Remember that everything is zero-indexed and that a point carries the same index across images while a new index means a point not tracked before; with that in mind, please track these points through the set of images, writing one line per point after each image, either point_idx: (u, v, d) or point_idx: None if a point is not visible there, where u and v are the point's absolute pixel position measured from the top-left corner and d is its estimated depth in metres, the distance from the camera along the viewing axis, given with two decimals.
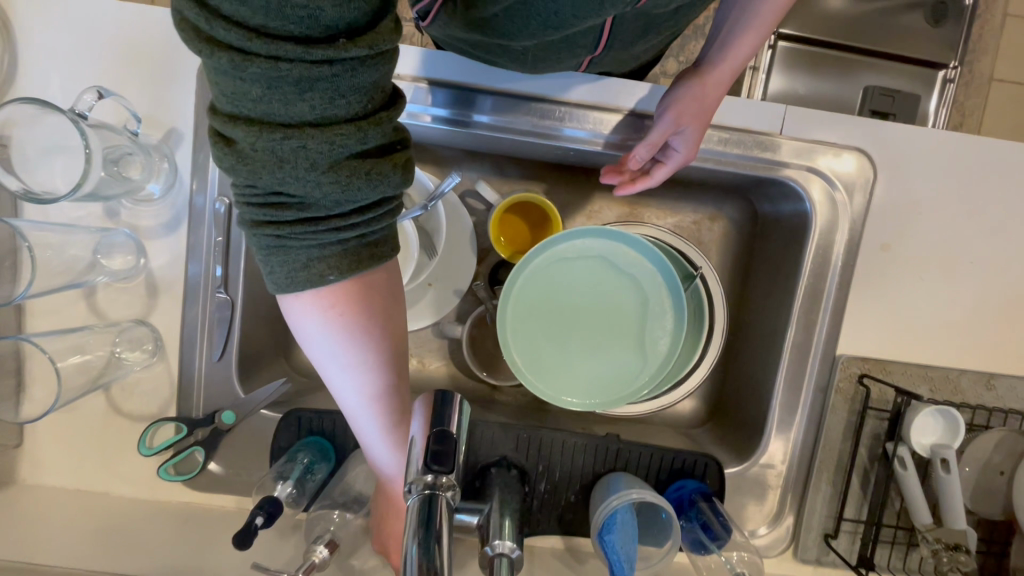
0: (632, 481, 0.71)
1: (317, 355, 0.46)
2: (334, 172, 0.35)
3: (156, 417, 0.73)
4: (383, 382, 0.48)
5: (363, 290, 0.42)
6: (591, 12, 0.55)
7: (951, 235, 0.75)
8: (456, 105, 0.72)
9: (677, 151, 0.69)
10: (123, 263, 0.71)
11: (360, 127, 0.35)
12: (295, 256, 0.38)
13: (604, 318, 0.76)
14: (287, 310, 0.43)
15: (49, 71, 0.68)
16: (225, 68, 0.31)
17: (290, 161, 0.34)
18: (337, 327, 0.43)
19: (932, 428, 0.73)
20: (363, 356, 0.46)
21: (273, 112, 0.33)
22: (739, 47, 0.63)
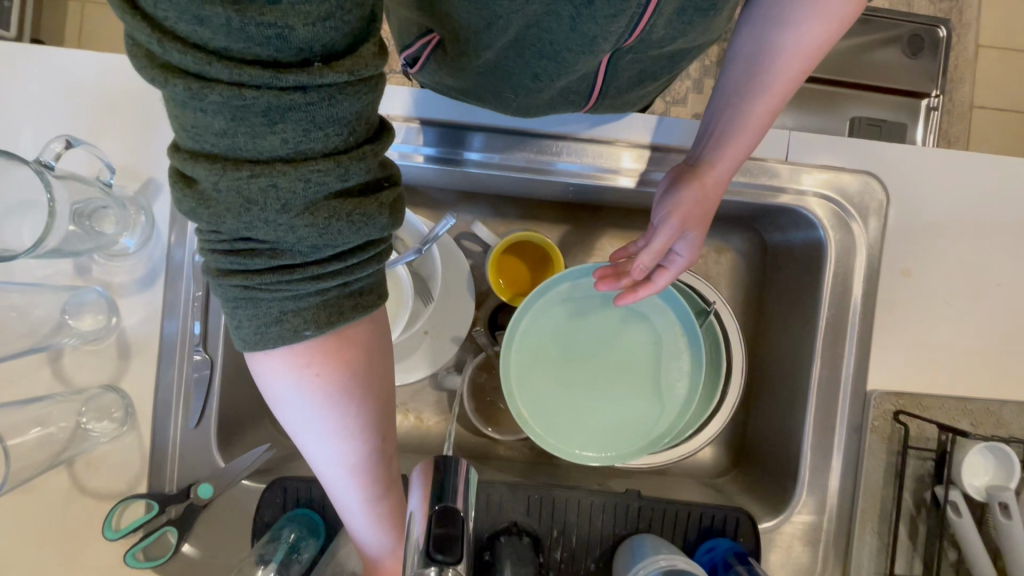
0: (658, 544, 0.63)
1: (292, 421, 0.40)
2: (310, 214, 0.30)
3: (125, 495, 0.65)
4: (370, 449, 0.42)
5: (343, 345, 0.37)
6: (584, 48, 0.49)
7: (973, 258, 0.71)
8: (447, 144, 0.69)
9: (679, 255, 0.58)
10: (93, 323, 0.65)
11: (340, 162, 0.30)
12: (265, 307, 0.33)
13: (614, 362, 0.70)
14: (257, 370, 0.37)
15: (21, 124, 0.65)
16: (182, 97, 0.26)
17: (258, 204, 0.29)
18: (314, 389, 0.38)
19: (984, 468, 0.67)
20: (346, 421, 0.40)
21: (238, 147, 0.28)
22: (745, 137, 0.55)
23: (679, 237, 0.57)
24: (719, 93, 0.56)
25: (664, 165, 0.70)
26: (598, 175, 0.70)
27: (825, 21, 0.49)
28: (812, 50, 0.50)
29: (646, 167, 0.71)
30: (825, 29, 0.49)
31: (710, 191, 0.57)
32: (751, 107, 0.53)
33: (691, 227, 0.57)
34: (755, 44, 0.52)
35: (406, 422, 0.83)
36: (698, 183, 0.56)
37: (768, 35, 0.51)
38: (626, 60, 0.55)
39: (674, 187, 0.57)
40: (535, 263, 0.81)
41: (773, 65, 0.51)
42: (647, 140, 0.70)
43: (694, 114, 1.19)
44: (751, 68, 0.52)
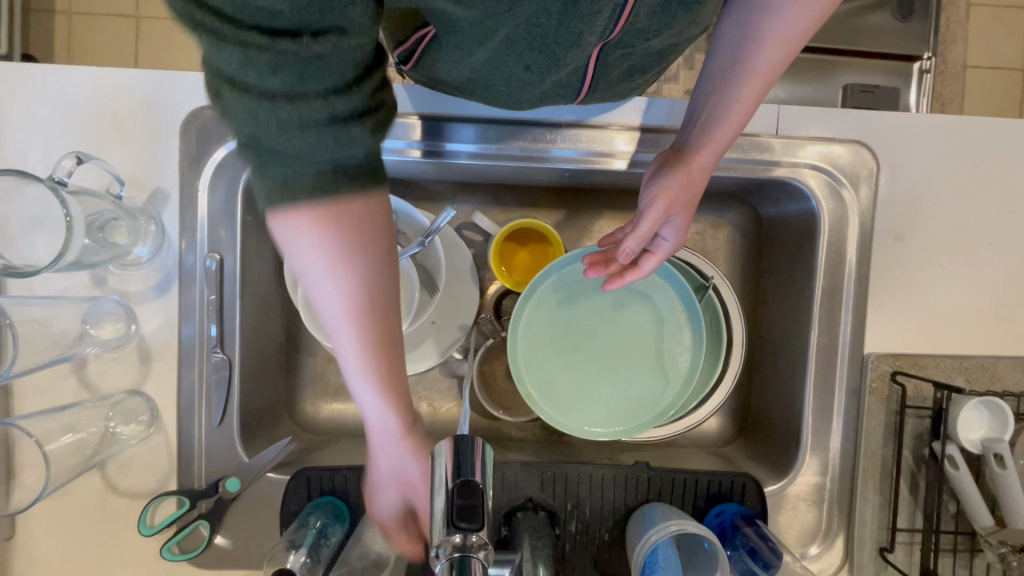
0: (669, 512, 0.66)
1: (307, 278, 0.44)
2: (308, 131, 0.36)
3: (156, 493, 0.68)
4: (378, 305, 0.45)
5: (343, 213, 0.40)
6: (572, 41, 0.51)
7: (964, 220, 0.73)
8: (439, 138, 0.71)
9: (666, 240, 0.60)
10: (113, 331, 0.67)
11: (330, 101, 0.35)
12: (273, 179, 0.38)
13: (618, 336, 0.73)
14: (275, 231, 0.41)
15: (30, 142, 0.67)
16: (207, 45, 0.32)
17: (265, 126, 0.35)
18: (320, 240, 0.41)
19: (979, 422, 0.69)
20: (349, 276, 0.43)
21: (249, 84, 0.34)
22: (728, 123, 0.56)
23: (665, 222, 0.58)
24: (705, 78, 0.57)
25: (656, 146, 0.72)
26: (592, 159, 0.72)
27: (805, 6, 0.50)
28: (793, 34, 0.52)
29: (639, 149, 0.72)
30: (806, 14, 0.51)
31: (696, 176, 0.58)
32: (734, 92, 0.55)
33: (677, 211, 0.58)
34: (738, 30, 0.54)
35: (419, 409, 0.86)
36: (684, 169, 0.58)
37: (750, 20, 0.52)
38: (615, 54, 0.57)
39: (660, 174, 0.59)
40: (535, 249, 0.83)
41: (756, 50, 0.53)
42: (639, 123, 0.72)
43: (686, 92, 1.20)
44: (735, 54, 0.54)
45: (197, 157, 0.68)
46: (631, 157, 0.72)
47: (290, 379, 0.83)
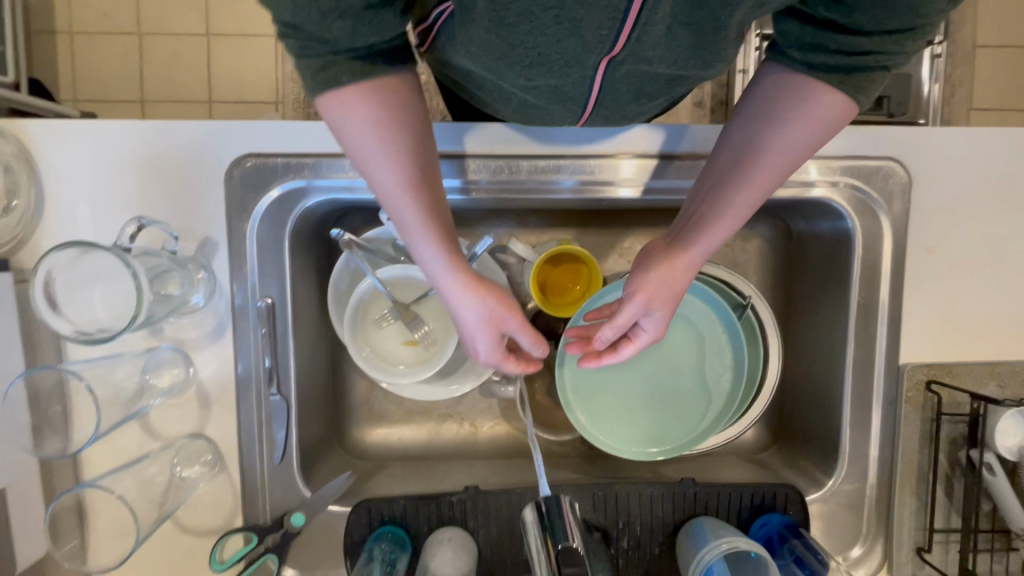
0: (717, 527, 0.69)
1: (359, 162, 0.45)
2: (342, 22, 0.37)
3: (224, 529, 0.71)
4: (421, 157, 0.45)
5: (392, 93, 0.42)
6: (571, 32, 0.49)
7: (996, 229, 0.74)
8: (461, 174, 0.72)
9: (644, 331, 0.62)
10: (172, 377, 0.69)
11: None
12: (313, 61, 0.39)
13: (661, 358, 0.75)
14: (335, 123, 0.43)
15: (77, 197, 0.68)
16: None
17: (303, 9, 0.36)
18: (375, 124, 0.42)
19: (1015, 430, 0.71)
20: (402, 152, 0.44)
21: None
22: (721, 222, 0.57)
23: (645, 316, 0.60)
24: (710, 170, 0.59)
25: (668, 173, 0.73)
26: (590, 187, 0.73)
27: (809, 125, 0.54)
28: (795, 149, 0.54)
29: (654, 177, 0.73)
30: (812, 127, 0.54)
31: (680, 274, 0.58)
32: (730, 196, 0.56)
33: (656, 307, 0.59)
34: (748, 133, 0.56)
35: (463, 430, 0.89)
36: (670, 264, 0.58)
37: (756, 129, 0.55)
38: (622, 71, 0.56)
39: (646, 264, 0.59)
40: (570, 270, 0.84)
41: (756, 157, 0.55)
42: (659, 149, 0.72)
43: None
44: (736, 157, 0.56)
45: (244, 204, 0.68)
46: (644, 186, 0.73)
47: (337, 407, 0.86)
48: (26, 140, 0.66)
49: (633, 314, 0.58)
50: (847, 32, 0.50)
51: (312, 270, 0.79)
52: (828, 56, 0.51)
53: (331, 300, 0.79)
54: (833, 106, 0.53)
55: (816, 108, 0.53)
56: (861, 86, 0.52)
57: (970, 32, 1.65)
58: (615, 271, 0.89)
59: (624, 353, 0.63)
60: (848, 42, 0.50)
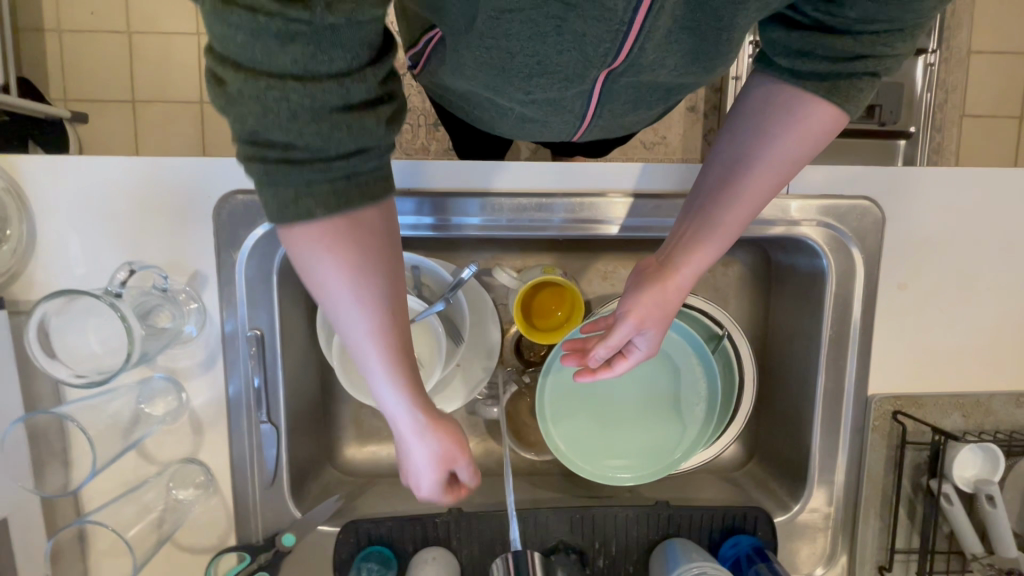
0: (690, 550, 0.72)
1: (323, 301, 0.43)
2: (316, 125, 0.34)
3: (218, 548, 0.75)
4: (394, 304, 0.43)
5: (360, 230, 0.39)
6: (573, 45, 0.52)
7: (966, 266, 0.76)
8: (437, 212, 0.73)
9: (639, 348, 0.62)
10: (166, 405, 0.71)
11: (342, 83, 0.34)
12: (281, 186, 0.36)
13: (636, 386, 0.78)
14: (294, 249, 0.40)
15: (69, 234, 0.69)
16: (211, 16, 0.31)
17: (273, 112, 0.33)
18: (337, 261, 0.40)
19: (972, 462, 0.75)
20: (367, 292, 0.42)
21: (254, 59, 0.32)
22: (714, 239, 0.57)
23: (638, 334, 0.60)
24: (699, 186, 0.59)
25: (638, 213, 0.74)
26: (582, 225, 0.74)
27: (798, 139, 0.54)
28: (786, 161, 0.55)
29: (633, 215, 0.74)
30: (802, 138, 0.54)
31: (674, 291, 0.58)
32: (723, 210, 0.56)
33: (651, 324, 0.59)
34: (737, 148, 0.56)
35: None
36: (663, 282, 0.58)
37: (746, 144, 0.56)
38: (622, 80, 0.59)
39: (639, 284, 0.59)
40: (553, 295, 0.85)
41: (748, 172, 0.56)
42: (633, 187, 0.74)
43: None
44: (727, 172, 0.57)
45: (233, 240, 0.70)
46: (621, 224, 0.75)
47: (328, 424, 0.89)
48: (18, 178, 0.68)
49: (626, 333, 0.59)
50: (835, 37, 0.51)
51: (302, 297, 0.81)
52: (817, 63, 0.52)
53: (320, 324, 0.81)
54: (820, 118, 0.54)
55: (806, 121, 0.54)
56: (849, 95, 0.53)
57: (967, 37, 1.64)
58: (598, 295, 0.91)
59: (619, 369, 0.63)
60: (834, 48, 0.51)
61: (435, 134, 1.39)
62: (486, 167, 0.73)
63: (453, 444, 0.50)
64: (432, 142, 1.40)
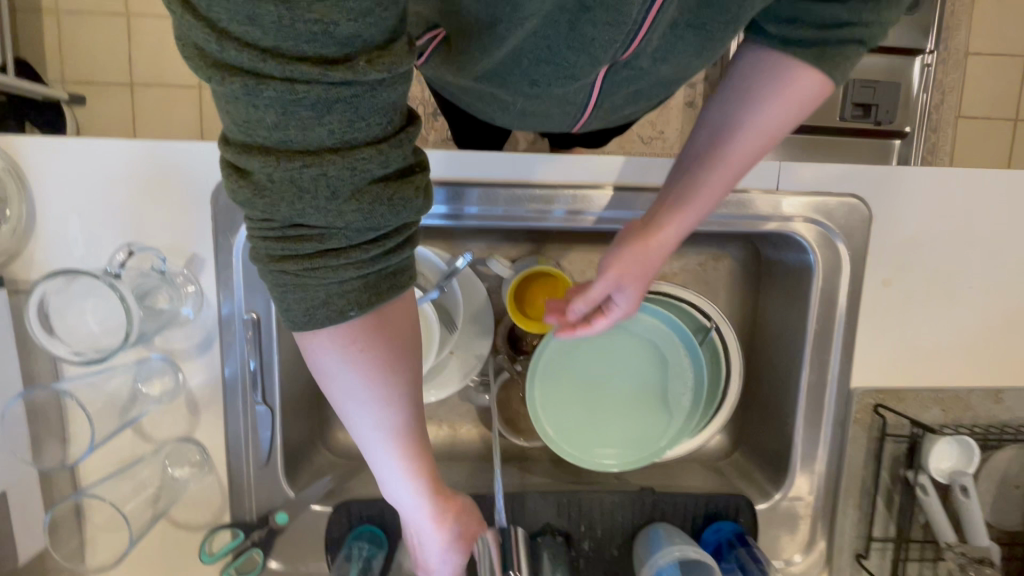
0: (673, 534, 0.75)
1: (342, 402, 0.44)
2: (356, 201, 0.34)
3: (212, 525, 0.76)
4: (410, 403, 0.44)
5: (382, 330, 0.40)
6: (583, 48, 0.54)
7: (949, 265, 0.77)
8: (451, 201, 0.74)
9: (618, 307, 0.63)
10: (162, 386, 0.72)
11: (380, 150, 0.34)
12: (312, 291, 0.37)
13: (625, 371, 0.80)
14: (312, 352, 0.41)
15: (68, 214, 0.70)
16: (239, 94, 0.30)
17: (310, 193, 0.33)
18: (358, 364, 0.41)
19: (949, 455, 0.77)
20: (386, 393, 0.42)
21: (289, 138, 0.31)
22: (696, 200, 0.58)
23: (617, 290, 0.61)
24: (685, 152, 0.61)
25: (624, 206, 0.75)
26: (576, 218, 0.76)
27: (781, 104, 0.56)
28: (770, 127, 0.57)
29: (625, 208, 0.76)
30: (786, 106, 0.56)
31: (654, 249, 0.59)
32: (707, 172, 0.58)
33: (631, 282, 0.60)
34: (724, 113, 0.57)
35: (442, 432, 0.94)
36: (644, 241, 0.59)
37: (731, 107, 0.57)
38: (622, 75, 0.62)
39: (622, 242, 0.60)
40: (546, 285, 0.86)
41: (732, 134, 0.57)
42: (614, 181, 0.75)
43: None
44: (714, 136, 0.58)
45: (231, 223, 0.71)
46: (606, 217, 0.76)
47: (322, 407, 0.91)
48: (17, 158, 0.68)
49: (605, 288, 0.60)
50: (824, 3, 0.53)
51: None
52: (806, 29, 0.54)
53: None
54: (804, 87, 0.55)
55: (792, 88, 0.55)
56: (836, 63, 0.54)
57: (966, 38, 1.65)
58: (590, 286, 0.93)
59: (597, 326, 0.64)
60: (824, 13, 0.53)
61: (434, 124, 1.40)
62: (488, 158, 0.74)
63: (462, 530, 0.51)
64: (431, 132, 1.40)
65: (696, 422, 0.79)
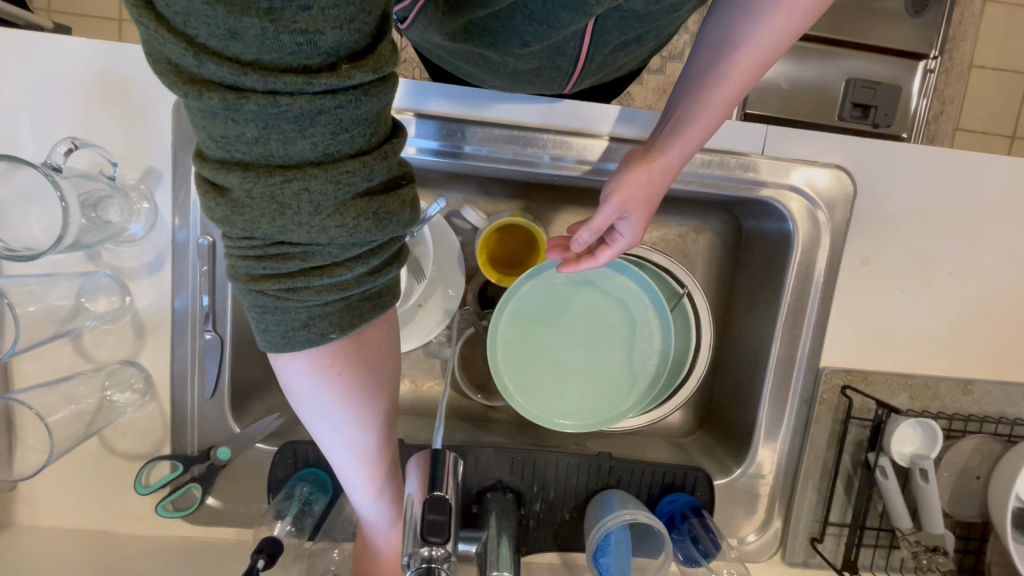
0: (625, 500, 0.73)
1: (314, 418, 0.44)
2: (340, 215, 0.32)
3: (151, 455, 0.73)
4: (381, 419, 0.46)
5: (361, 348, 0.40)
6: (578, 6, 0.51)
7: (929, 249, 0.76)
8: (446, 138, 0.72)
9: (621, 236, 0.64)
10: (108, 304, 0.70)
11: (365, 162, 0.32)
12: (294, 314, 0.36)
13: (597, 328, 0.77)
14: (283, 369, 0.40)
15: (18, 113, 0.66)
16: (217, 109, 0.28)
17: (292, 208, 0.31)
18: (333, 386, 0.41)
19: (911, 438, 0.76)
20: (360, 412, 0.44)
21: (270, 153, 0.30)
22: (697, 128, 0.57)
23: (621, 219, 0.62)
24: (685, 77, 0.58)
25: (607, 157, 0.73)
26: (563, 167, 0.73)
27: (788, 14, 0.50)
28: (771, 41, 0.52)
29: (609, 160, 0.73)
30: (788, 17, 0.50)
31: (658, 176, 0.60)
32: (706, 96, 0.55)
33: (632, 209, 0.61)
34: (721, 32, 0.53)
35: (403, 386, 0.91)
36: (647, 166, 0.60)
37: (733, 23, 0.52)
38: (614, 19, 0.58)
39: (625, 170, 0.61)
40: (521, 241, 0.84)
41: (734, 54, 0.53)
42: (609, 131, 0.73)
43: None
44: (711, 58, 0.55)
45: (188, 135, 0.67)
46: (592, 166, 0.73)
47: None
48: None
49: (609, 217, 0.60)
50: None
51: None
52: None
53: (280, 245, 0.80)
54: None
55: None
56: None
57: (972, 48, 1.63)
58: None
59: (602, 258, 0.65)
60: None
61: None
62: (468, 92, 0.71)
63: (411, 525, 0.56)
64: None
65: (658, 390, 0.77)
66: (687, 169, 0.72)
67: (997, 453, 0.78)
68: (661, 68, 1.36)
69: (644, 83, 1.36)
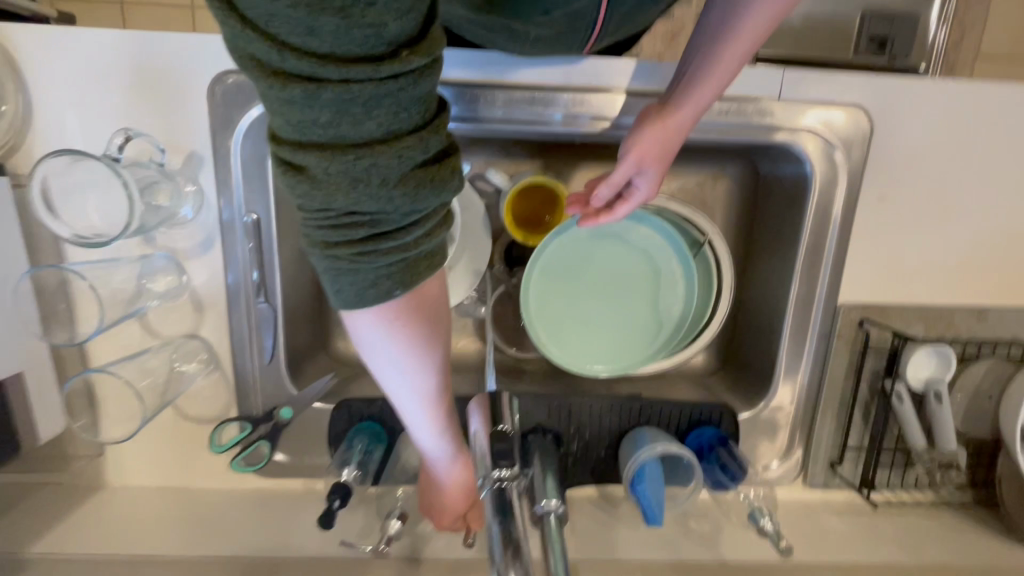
0: (656, 435, 0.79)
1: (381, 367, 0.49)
2: (404, 186, 0.36)
3: (221, 418, 0.80)
4: (439, 364, 0.51)
5: (420, 301, 0.45)
6: None
7: (945, 183, 0.78)
8: (467, 104, 0.74)
9: (639, 190, 0.66)
10: (167, 283, 0.75)
11: (422, 137, 0.35)
12: (365, 275, 0.40)
13: (622, 278, 0.82)
14: (354, 323, 0.45)
15: (63, 108, 0.70)
16: (298, 99, 0.31)
17: (363, 182, 0.35)
18: (398, 336, 0.46)
19: (927, 365, 0.80)
20: (421, 358, 0.49)
21: (343, 134, 0.33)
22: (709, 81, 0.59)
23: (638, 174, 0.64)
24: (699, 30, 0.59)
25: (625, 113, 0.75)
26: (583, 125, 0.75)
27: None
28: None
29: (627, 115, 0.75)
30: None
31: (673, 130, 0.62)
32: (718, 50, 0.56)
33: (649, 164, 0.64)
34: None
35: None
36: (662, 121, 0.62)
37: None
38: None
39: (641, 125, 0.64)
40: (544, 200, 0.86)
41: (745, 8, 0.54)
42: (626, 86, 0.74)
43: None
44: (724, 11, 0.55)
45: (225, 119, 0.71)
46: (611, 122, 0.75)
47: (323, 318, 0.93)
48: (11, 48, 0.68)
49: (627, 171, 0.63)
50: None
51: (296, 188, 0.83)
52: None
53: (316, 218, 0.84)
54: None
55: None
56: None
57: None
58: None
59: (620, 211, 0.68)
60: None
61: None
62: (485, 58, 0.73)
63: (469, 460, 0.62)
64: None
65: (683, 333, 0.81)
66: (705, 118, 0.74)
67: (1009, 374, 0.82)
68: (670, 13, 1.33)
69: (653, 31, 1.34)
